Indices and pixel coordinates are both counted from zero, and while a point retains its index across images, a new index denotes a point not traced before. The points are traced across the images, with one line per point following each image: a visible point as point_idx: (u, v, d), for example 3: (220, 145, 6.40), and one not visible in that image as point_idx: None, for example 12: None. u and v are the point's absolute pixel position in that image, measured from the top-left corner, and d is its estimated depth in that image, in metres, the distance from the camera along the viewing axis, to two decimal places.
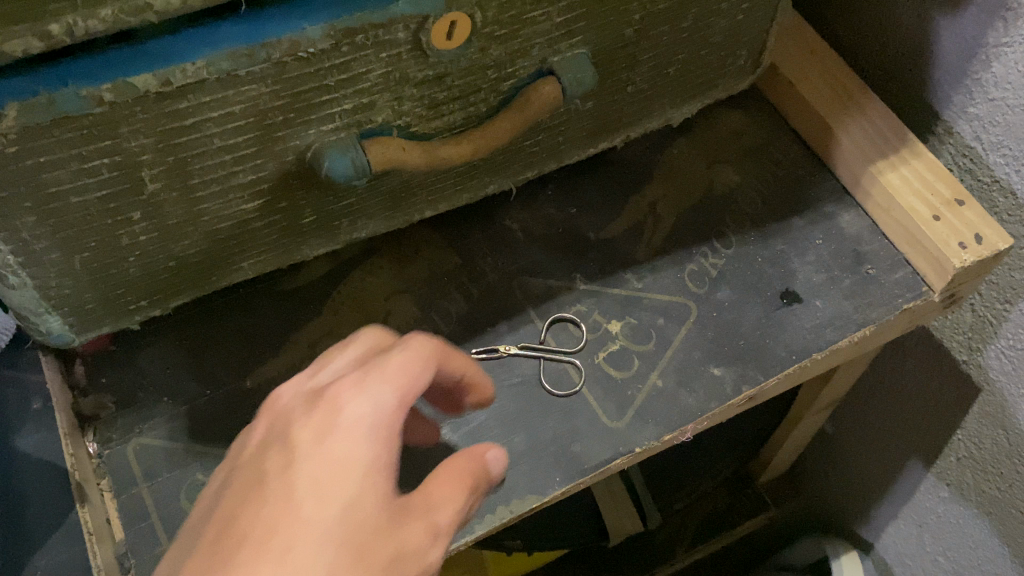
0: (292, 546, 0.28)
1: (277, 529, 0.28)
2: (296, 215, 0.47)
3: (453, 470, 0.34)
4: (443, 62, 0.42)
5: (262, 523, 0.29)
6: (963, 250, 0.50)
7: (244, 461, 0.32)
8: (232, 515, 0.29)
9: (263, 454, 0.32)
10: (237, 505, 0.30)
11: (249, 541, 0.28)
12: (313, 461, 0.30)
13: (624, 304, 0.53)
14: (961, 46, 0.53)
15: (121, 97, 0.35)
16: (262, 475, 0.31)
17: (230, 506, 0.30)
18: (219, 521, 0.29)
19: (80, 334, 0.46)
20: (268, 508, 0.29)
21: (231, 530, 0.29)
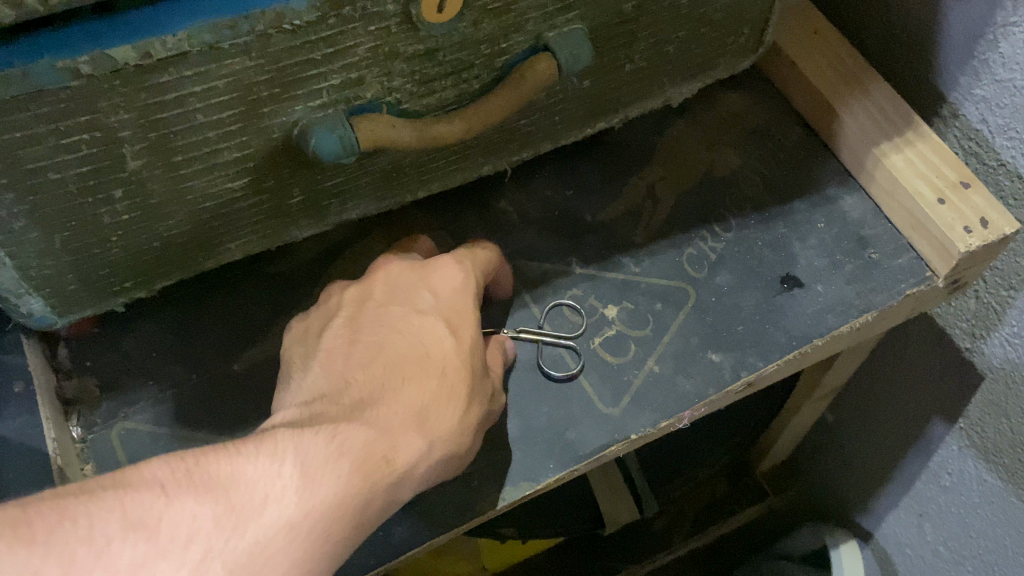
0: (431, 348, 0.39)
1: (418, 340, 0.40)
2: (284, 194, 0.45)
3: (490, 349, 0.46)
4: (434, 37, 0.41)
5: (403, 340, 0.40)
6: (968, 234, 0.49)
7: (366, 312, 0.42)
8: (376, 345, 0.40)
9: (390, 306, 0.42)
10: (374, 341, 0.40)
11: (396, 347, 0.39)
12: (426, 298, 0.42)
13: (621, 289, 0.52)
14: (968, 26, 0.51)
15: (100, 70, 0.33)
16: (387, 315, 0.41)
17: (369, 336, 0.40)
18: (362, 349, 0.39)
19: (63, 316, 0.45)
20: (408, 332, 0.40)
21: (375, 347, 0.39)
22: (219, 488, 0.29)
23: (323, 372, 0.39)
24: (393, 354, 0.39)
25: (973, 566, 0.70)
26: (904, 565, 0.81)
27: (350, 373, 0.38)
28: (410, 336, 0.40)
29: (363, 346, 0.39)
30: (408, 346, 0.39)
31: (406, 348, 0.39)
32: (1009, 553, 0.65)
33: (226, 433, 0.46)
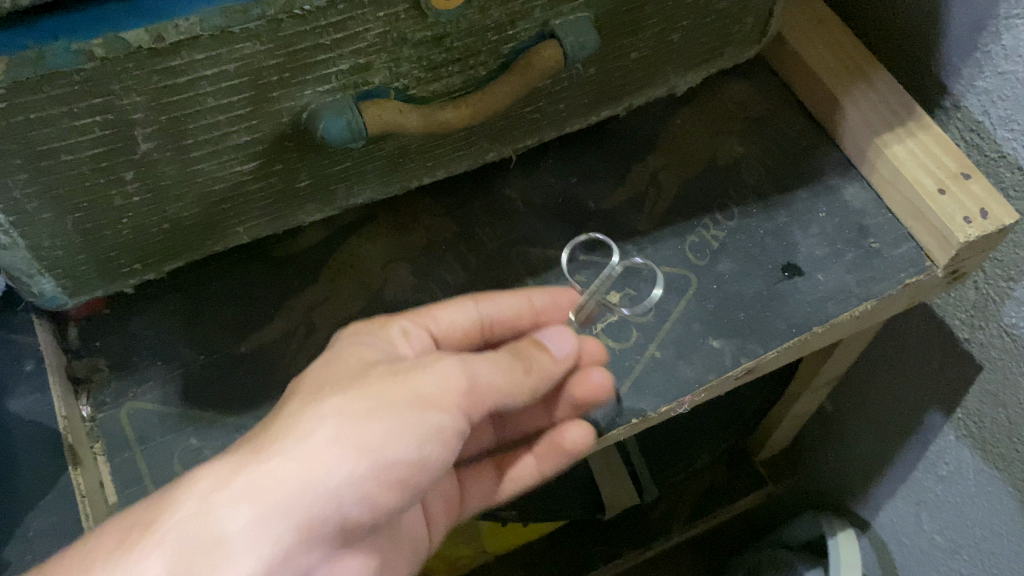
0: (436, 457, 0.37)
1: (443, 435, 0.37)
2: (291, 179, 0.46)
3: (548, 365, 0.42)
4: (442, 23, 0.41)
5: (430, 434, 0.36)
6: (968, 224, 0.49)
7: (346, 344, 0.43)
8: (345, 398, 0.35)
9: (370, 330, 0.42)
10: (419, 407, 0.36)
11: (415, 441, 0.36)
12: (474, 391, 0.38)
13: (624, 276, 0.52)
14: (972, 17, 0.52)
15: (113, 53, 0.34)
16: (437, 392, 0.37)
17: (421, 397, 0.36)
18: (405, 408, 0.36)
19: (72, 297, 0.46)
20: (382, 404, 0.36)
21: (410, 425, 0.36)
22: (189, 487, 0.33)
23: (362, 389, 0.36)
24: (414, 444, 0.36)
25: (969, 554, 0.71)
26: (901, 553, 0.82)
27: (386, 423, 0.35)
28: (440, 432, 0.37)
29: (407, 398, 0.36)
30: (428, 445, 0.36)
31: (423, 449, 0.36)
32: (1004, 542, 0.66)
33: (234, 414, 0.46)
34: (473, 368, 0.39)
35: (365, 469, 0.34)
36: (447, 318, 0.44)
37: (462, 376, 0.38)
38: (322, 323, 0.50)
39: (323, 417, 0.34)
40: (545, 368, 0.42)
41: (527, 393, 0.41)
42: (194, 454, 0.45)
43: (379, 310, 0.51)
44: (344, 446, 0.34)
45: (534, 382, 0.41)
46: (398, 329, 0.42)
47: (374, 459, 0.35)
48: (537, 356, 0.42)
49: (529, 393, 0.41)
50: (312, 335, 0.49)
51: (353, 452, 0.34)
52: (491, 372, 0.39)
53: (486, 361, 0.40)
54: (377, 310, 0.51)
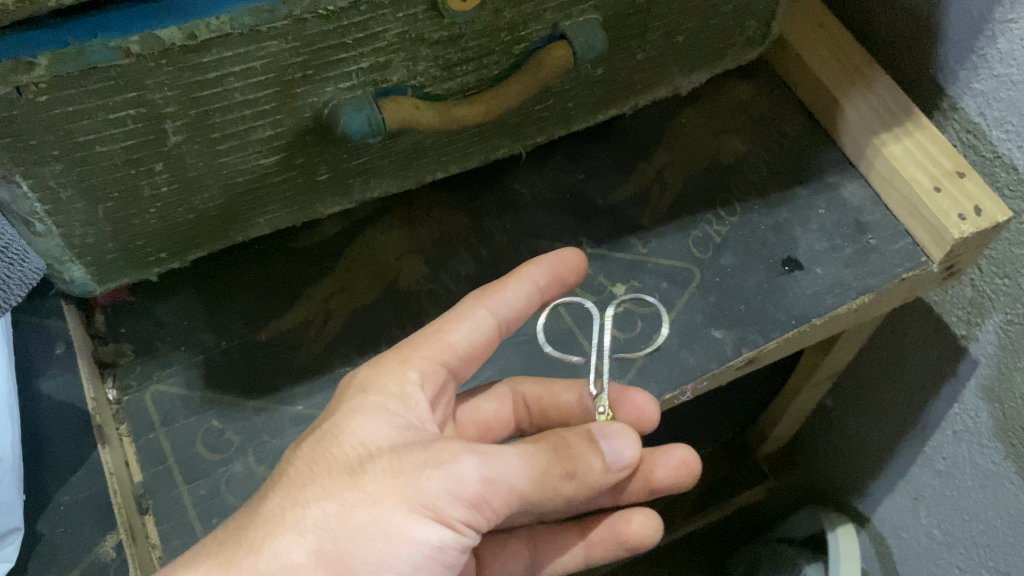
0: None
1: (444, 555, 0.33)
2: (311, 172, 0.48)
3: (590, 465, 0.37)
4: (458, 24, 0.43)
5: (426, 555, 0.33)
6: (962, 221, 0.51)
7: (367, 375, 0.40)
8: (357, 485, 0.33)
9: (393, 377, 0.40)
10: (421, 520, 0.32)
11: (408, 567, 0.32)
12: (486, 506, 0.34)
13: (629, 268, 0.54)
14: (968, 22, 0.53)
15: (147, 50, 0.36)
16: (447, 505, 0.33)
17: (426, 512, 0.32)
18: (403, 526, 0.32)
19: (100, 284, 0.48)
20: (388, 489, 0.32)
21: (402, 549, 0.32)
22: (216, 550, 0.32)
23: (360, 497, 0.32)
24: (408, 568, 0.32)
25: (966, 548, 0.72)
26: (900, 548, 0.82)
27: (376, 542, 0.32)
28: (439, 555, 0.33)
29: (403, 510, 0.32)
30: (424, 569, 0.33)
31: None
32: (1000, 535, 0.66)
33: (254, 397, 0.48)
34: (497, 480, 0.34)
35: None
36: (462, 338, 0.42)
37: (480, 488, 0.33)
38: (338, 311, 0.52)
39: (307, 532, 0.31)
40: (591, 472, 0.37)
41: (558, 499, 0.36)
42: (215, 435, 0.47)
43: (392, 299, 0.52)
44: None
45: (565, 488, 0.36)
46: (412, 378, 0.39)
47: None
48: (589, 460, 0.37)
49: (557, 497, 0.35)
50: (329, 323, 0.51)
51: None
52: (517, 481, 0.34)
53: (516, 464, 0.35)
54: (390, 299, 0.52)
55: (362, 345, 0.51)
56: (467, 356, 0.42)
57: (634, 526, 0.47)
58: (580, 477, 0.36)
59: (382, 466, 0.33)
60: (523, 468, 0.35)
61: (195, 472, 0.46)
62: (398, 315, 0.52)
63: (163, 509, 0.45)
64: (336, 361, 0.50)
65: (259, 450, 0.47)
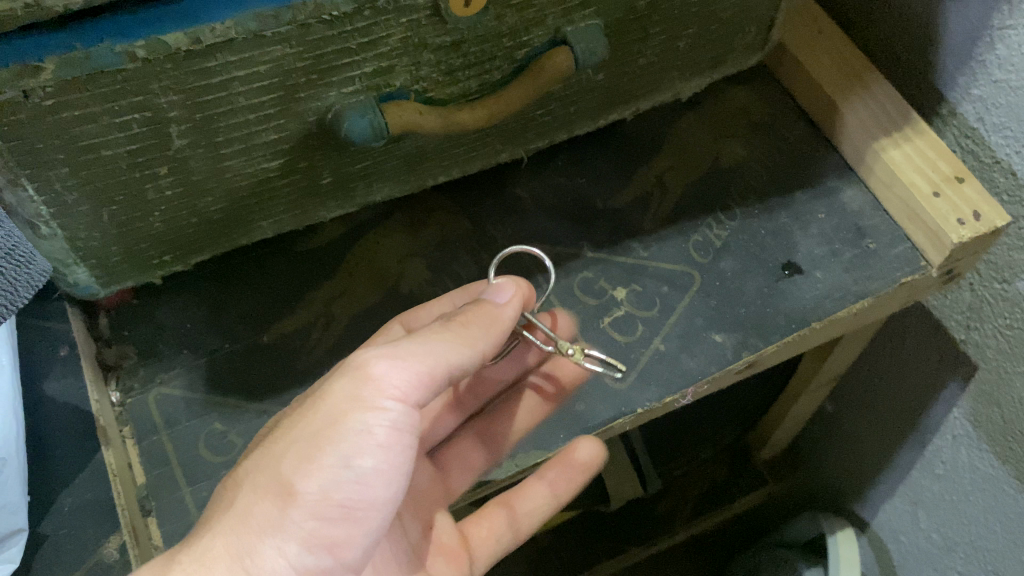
0: (382, 463, 0.36)
1: (379, 437, 0.35)
2: (314, 176, 0.48)
3: (486, 311, 0.40)
4: (461, 29, 0.43)
5: (363, 442, 0.35)
6: (961, 225, 0.51)
7: None
8: (281, 424, 0.36)
9: None
10: (342, 416, 0.35)
11: (349, 459, 0.35)
12: (405, 381, 0.36)
13: (630, 272, 0.54)
14: (966, 28, 0.54)
15: (153, 55, 0.36)
16: (363, 391, 0.35)
17: (344, 408, 0.35)
18: (323, 426, 0.34)
19: (104, 286, 0.49)
20: (302, 409, 0.35)
21: (333, 445, 0.34)
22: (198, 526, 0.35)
23: (285, 428, 0.35)
24: (348, 458, 0.35)
25: (965, 553, 0.72)
26: (899, 552, 0.82)
27: (306, 450, 0.34)
28: (377, 440, 0.35)
29: (320, 412, 0.35)
30: (365, 455, 0.35)
31: (362, 463, 0.35)
32: (1000, 539, 0.66)
33: (257, 400, 0.49)
34: (404, 354, 0.36)
35: (303, 514, 0.34)
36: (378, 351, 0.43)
37: (388, 370, 0.35)
38: (340, 314, 0.52)
39: (247, 479, 0.34)
40: (487, 315, 0.40)
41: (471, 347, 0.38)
42: (218, 437, 0.47)
43: (394, 302, 0.53)
44: (272, 499, 0.34)
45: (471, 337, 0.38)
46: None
47: (310, 497, 0.34)
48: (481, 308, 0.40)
49: (466, 346, 0.38)
50: (331, 326, 0.52)
51: (286, 500, 0.34)
52: (420, 349, 0.36)
53: (413, 339, 0.37)
54: (392, 302, 0.53)
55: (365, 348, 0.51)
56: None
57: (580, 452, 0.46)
58: (482, 323, 0.39)
59: (300, 404, 0.36)
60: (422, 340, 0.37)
61: (198, 474, 0.46)
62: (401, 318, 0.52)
63: (166, 511, 0.45)
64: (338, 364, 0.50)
65: None
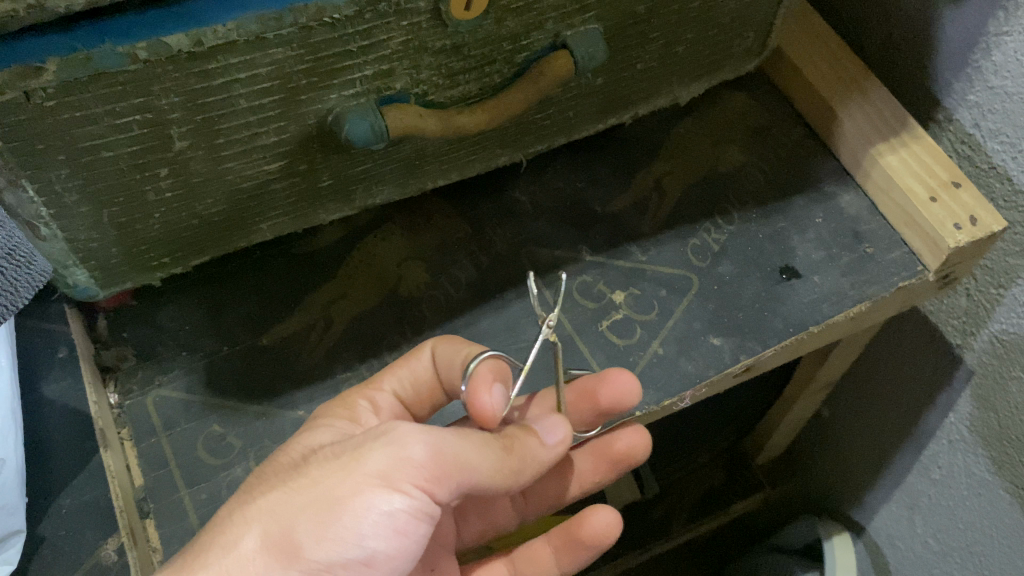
0: (391, 549, 0.34)
1: (396, 523, 0.34)
2: (314, 179, 0.49)
3: (533, 448, 0.39)
4: (461, 33, 0.44)
5: (379, 524, 0.33)
6: (958, 230, 0.51)
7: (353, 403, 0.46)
8: (299, 476, 0.34)
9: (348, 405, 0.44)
10: (368, 489, 0.33)
11: (361, 536, 0.33)
12: (437, 470, 0.34)
13: (629, 276, 0.54)
14: (962, 35, 0.54)
15: (154, 56, 0.36)
16: (396, 469, 0.34)
17: (372, 480, 0.33)
18: (349, 496, 0.33)
19: (103, 288, 0.49)
20: (327, 469, 0.34)
21: (351, 519, 0.33)
22: (182, 556, 0.33)
23: (306, 482, 0.34)
24: (359, 536, 0.33)
25: (961, 558, 0.72)
26: (896, 557, 0.82)
27: (324, 514, 0.33)
28: (392, 522, 0.34)
29: (348, 479, 0.33)
30: (377, 536, 0.33)
31: (372, 545, 0.33)
32: (995, 545, 0.67)
33: (256, 402, 0.49)
34: (447, 447, 0.35)
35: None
36: (407, 374, 0.45)
37: (425, 453, 0.34)
38: (339, 317, 0.52)
39: (254, 522, 0.33)
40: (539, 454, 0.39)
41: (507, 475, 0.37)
42: (217, 440, 0.47)
43: (393, 305, 0.53)
44: (275, 555, 0.32)
45: (512, 459, 0.37)
46: (363, 405, 0.44)
47: (312, 564, 0.32)
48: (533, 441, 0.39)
49: (501, 469, 0.37)
50: (330, 328, 0.52)
51: (286, 560, 0.32)
52: (463, 449, 0.35)
53: (457, 437, 0.36)
54: (392, 305, 0.53)
55: (364, 350, 0.51)
56: (412, 391, 0.46)
57: (594, 519, 0.46)
58: (524, 456, 0.38)
59: (326, 457, 0.35)
60: (471, 443, 0.36)
61: (197, 476, 0.46)
62: (400, 321, 0.52)
63: (164, 513, 0.45)
64: (337, 366, 0.50)
65: (260, 454, 0.47)
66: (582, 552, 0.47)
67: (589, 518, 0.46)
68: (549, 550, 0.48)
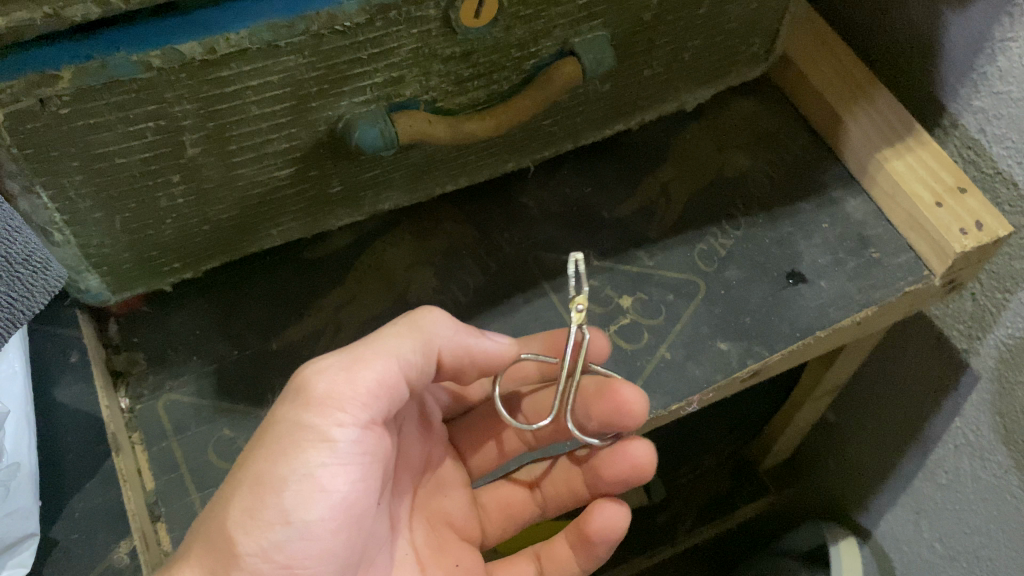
0: (323, 512, 0.36)
1: (319, 482, 0.36)
2: (324, 185, 0.49)
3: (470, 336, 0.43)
4: (470, 40, 0.44)
5: (302, 484, 0.35)
6: (964, 235, 0.52)
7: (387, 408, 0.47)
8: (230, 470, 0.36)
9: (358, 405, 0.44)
10: (282, 451, 0.35)
11: (287, 509, 0.35)
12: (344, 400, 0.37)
13: (636, 280, 0.55)
14: (968, 40, 0.54)
15: (168, 64, 0.36)
16: (308, 419, 0.36)
17: (285, 440, 0.36)
18: (267, 470, 0.35)
19: (115, 293, 0.49)
20: (248, 450, 0.36)
21: (275, 498, 0.35)
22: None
23: (233, 474, 0.36)
24: (288, 508, 0.35)
25: (967, 561, 0.72)
26: (902, 562, 0.82)
27: (248, 497, 0.35)
28: (319, 483, 0.36)
29: (263, 457, 0.35)
30: (306, 504, 0.35)
31: (304, 516, 0.35)
32: (1001, 548, 0.67)
33: (267, 406, 0.49)
34: (351, 369, 0.37)
35: None
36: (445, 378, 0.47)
37: (325, 386, 0.37)
38: (348, 322, 0.53)
39: (196, 543, 0.35)
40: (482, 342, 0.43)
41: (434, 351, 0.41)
42: (227, 444, 0.47)
43: (402, 309, 0.53)
44: (214, 560, 0.34)
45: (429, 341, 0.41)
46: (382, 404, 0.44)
47: (249, 560, 0.34)
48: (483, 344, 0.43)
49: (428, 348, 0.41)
50: (340, 333, 0.52)
51: (225, 557, 0.34)
52: (368, 363, 0.38)
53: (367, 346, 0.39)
54: (401, 310, 0.53)
55: None
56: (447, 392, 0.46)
57: (599, 518, 0.46)
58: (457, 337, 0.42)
59: (249, 443, 0.37)
60: (380, 351, 0.39)
61: (207, 480, 0.46)
62: None
63: (175, 516, 0.45)
64: None
65: None
66: (595, 548, 0.47)
67: (592, 512, 0.46)
68: (566, 545, 0.48)
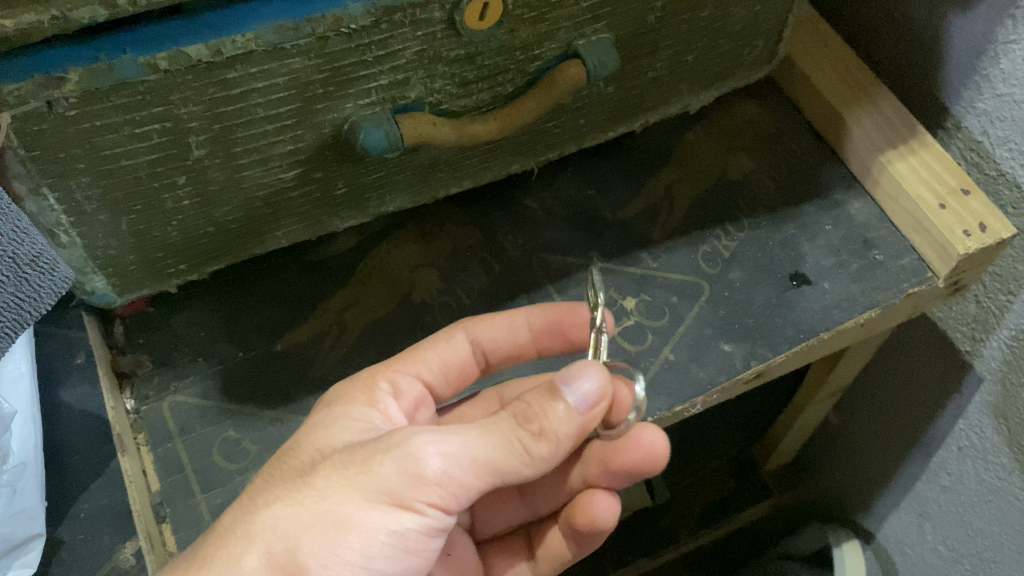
0: (394, 564, 0.36)
1: (402, 539, 0.35)
2: (329, 186, 0.49)
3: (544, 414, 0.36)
4: (475, 42, 0.44)
5: (386, 541, 0.35)
6: (967, 237, 0.52)
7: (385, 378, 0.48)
8: (307, 487, 0.34)
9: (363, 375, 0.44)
10: (377, 506, 0.34)
11: (365, 558, 0.34)
12: (451, 485, 0.35)
13: (639, 282, 0.55)
14: (971, 43, 0.54)
15: (174, 66, 0.37)
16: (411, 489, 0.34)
17: (381, 497, 0.34)
18: (355, 518, 0.34)
19: (120, 294, 0.49)
20: (334, 478, 0.34)
21: (357, 544, 0.34)
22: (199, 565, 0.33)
23: (310, 494, 0.34)
24: (363, 557, 0.34)
25: (970, 563, 0.72)
26: (906, 565, 0.82)
27: (325, 537, 0.33)
28: (402, 540, 0.35)
29: (356, 501, 0.34)
30: (381, 556, 0.35)
31: (376, 565, 0.35)
32: (1004, 550, 0.67)
33: (272, 407, 0.49)
34: (460, 458, 0.35)
35: None
36: (437, 358, 0.47)
37: (438, 467, 0.35)
38: (353, 324, 0.53)
39: (256, 539, 0.33)
40: (560, 426, 0.36)
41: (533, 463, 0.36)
42: (232, 445, 0.48)
43: (407, 311, 0.53)
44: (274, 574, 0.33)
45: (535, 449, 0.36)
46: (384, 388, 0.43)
47: None
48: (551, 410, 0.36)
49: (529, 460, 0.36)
50: (344, 335, 0.52)
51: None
52: (478, 449, 0.35)
53: (483, 436, 0.36)
54: (405, 311, 0.53)
55: (377, 356, 0.51)
56: (443, 375, 0.47)
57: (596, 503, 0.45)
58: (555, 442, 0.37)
59: (335, 464, 0.35)
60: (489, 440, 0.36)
61: (213, 481, 0.46)
62: (412, 326, 0.53)
63: (181, 516, 0.45)
64: (352, 372, 0.51)
65: None
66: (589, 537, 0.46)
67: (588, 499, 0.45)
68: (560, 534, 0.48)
